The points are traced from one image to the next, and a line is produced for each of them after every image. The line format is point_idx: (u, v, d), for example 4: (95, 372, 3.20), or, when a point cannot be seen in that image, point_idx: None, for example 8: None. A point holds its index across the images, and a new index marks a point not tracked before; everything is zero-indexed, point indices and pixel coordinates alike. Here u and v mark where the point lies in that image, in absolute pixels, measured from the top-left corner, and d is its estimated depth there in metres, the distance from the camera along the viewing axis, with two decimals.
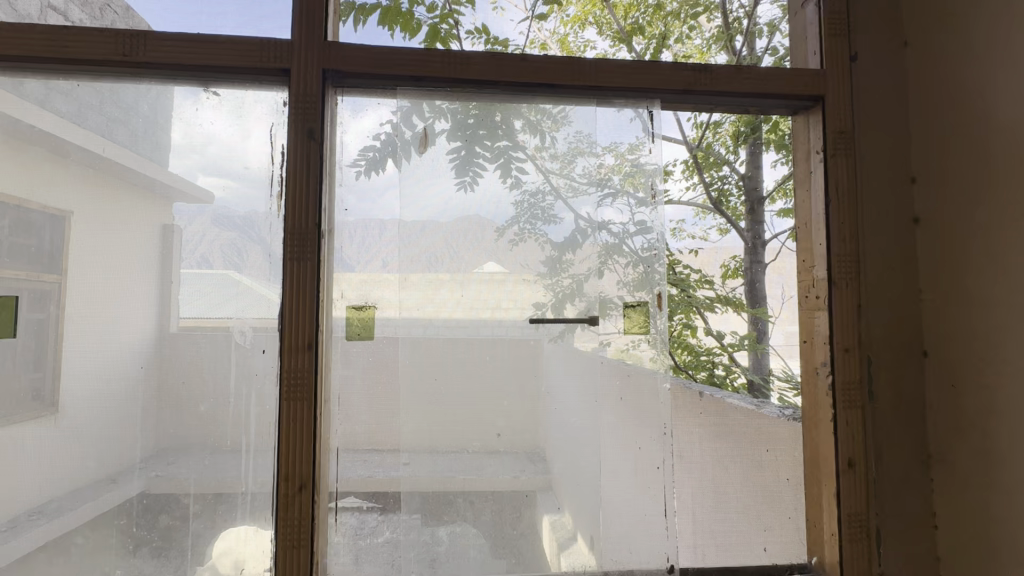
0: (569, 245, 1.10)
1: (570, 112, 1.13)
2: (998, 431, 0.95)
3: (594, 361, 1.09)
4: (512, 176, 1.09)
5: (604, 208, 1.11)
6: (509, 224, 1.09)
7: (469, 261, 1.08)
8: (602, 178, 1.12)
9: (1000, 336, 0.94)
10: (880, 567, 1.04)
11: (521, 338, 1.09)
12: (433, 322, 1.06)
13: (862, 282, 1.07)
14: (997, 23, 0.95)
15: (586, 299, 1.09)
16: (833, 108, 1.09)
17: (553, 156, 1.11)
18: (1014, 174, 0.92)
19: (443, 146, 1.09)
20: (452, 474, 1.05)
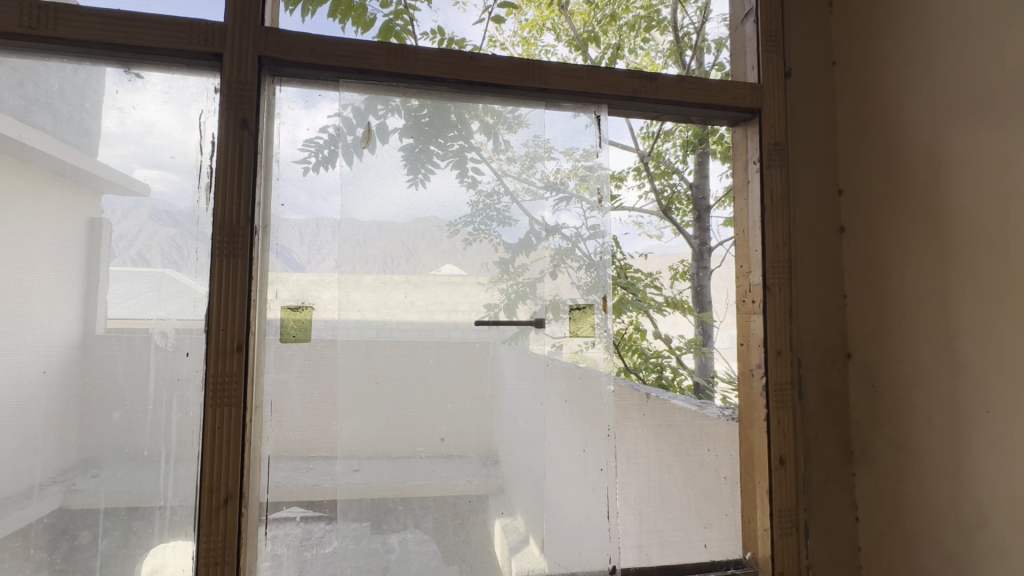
0: (523, 247, 1.09)
1: (524, 114, 1.13)
2: (912, 428, 1.01)
3: (544, 364, 1.09)
4: (466, 176, 1.08)
5: (559, 212, 1.12)
6: (463, 224, 1.07)
7: (425, 263, 1.05)
8: (557, 182, 1.13)
9: (914, 339, 1.01)
10: (807, 559, 1.09)
11: (466, 339, 1.06)
12: (388, 325, 1.03)
13: (794, 287, 1.12)
14: (913, 48, 1.03)
15: (541, 301, 1.10)
16: (769, 121, 1.14)
17: (511, 158, 1.11)
18: (928, 187, 0.99)
19: (395, 144, 1.05)
20: (403, 479, 1.02)
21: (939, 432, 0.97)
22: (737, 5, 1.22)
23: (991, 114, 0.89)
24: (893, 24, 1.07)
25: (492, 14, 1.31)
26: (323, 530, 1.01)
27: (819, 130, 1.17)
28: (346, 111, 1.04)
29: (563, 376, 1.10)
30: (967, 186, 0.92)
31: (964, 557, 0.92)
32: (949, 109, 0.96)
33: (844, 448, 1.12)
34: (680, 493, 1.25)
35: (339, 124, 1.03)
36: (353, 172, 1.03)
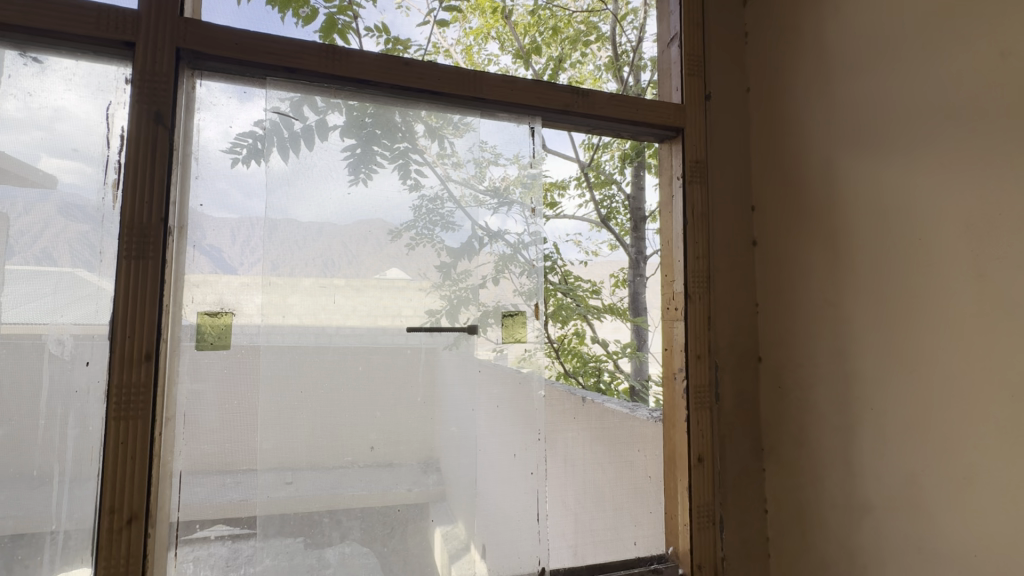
0: (465, 252, 1.10)
1: (473, 121, 1.15)
2: (811, 425, 1.11)
3: (490, 369, 1.11)
4: (409, 179, 1.07)
5: (500, 217, 1.15)
6: (405, 228, 1.07)
7: (368, 265, 1.04)
8: (503, 189, 1.15)
9: (813, 344, 1.11)
10: (722, 551, 1.17)
11: (402, 343, 1.05)
12: (326, 330, 1.01)
13: (712, 295, 1.20)
14: (813, 81, 1.13)
15: (483, 306, 1.12)
16: (691, 140, 1.21)
17: (455, 163, 1.12)
18: (825, 206, 1.10)
19: (336, 142, 1.03)
20: (338, 490, 1.00)
21: (833, 429, 1.07)
22: (664, 30, 1.30)
23: (875, 144, 1.00)
24: (797, 58, 1.17)
25: (436, 19, 1.31)
26: (248, 548, 0.97)
27: (735, 151, 1.26)
28: (286, 108, 1.01)
29: (502, 380, 1.13)
30: (855, 207, 1.03)
31: (852, 541, 1.02)
32: (841, 137, 1.07)
33: (754, 445, 1.21)
34: (612, 494, 1.29)
35: (276, 120, 0.99)
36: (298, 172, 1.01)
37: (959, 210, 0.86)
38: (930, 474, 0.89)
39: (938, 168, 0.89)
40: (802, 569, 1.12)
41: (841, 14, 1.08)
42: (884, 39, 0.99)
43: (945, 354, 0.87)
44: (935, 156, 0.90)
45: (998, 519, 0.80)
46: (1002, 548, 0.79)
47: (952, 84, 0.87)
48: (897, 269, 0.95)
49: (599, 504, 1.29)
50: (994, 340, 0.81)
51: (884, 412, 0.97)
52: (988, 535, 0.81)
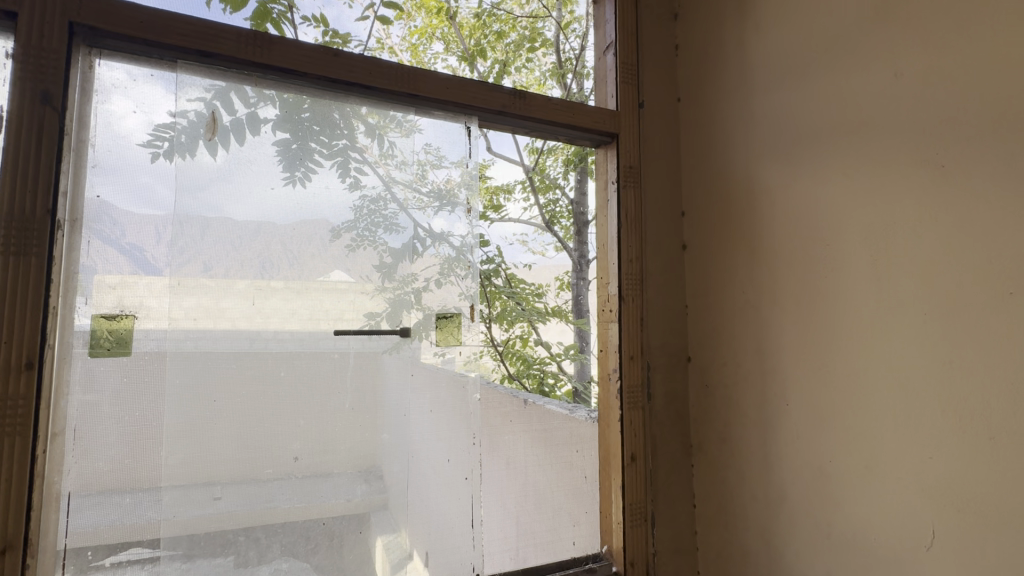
0: (407, 253, 1.08)
1: (418, 121, 1.12)
2: (734, 421, 1.16)
3: (437, 374, 1.11)
4: (348, 177, 1.03)
5: (441, 219, 1.12)
6: (346, 228, 1.03)
7: (311, 267, 1.00)
8: (447, 192, 1.13)
9: (736, 344, 1.17)
10: (653, 547, 1.19)
11: (341, 347, 1.02)
12: (262, 334, 0.96)
13: (645, 298, 1.23)
14: (736, 94, 1.19)
15: (428, 309, 1.10)
16: (625, 146, 1.24)
17: (400, 164, 1.08)
18: (747, 214, 1.15)
19: (269, 136, 0.98)
20: (272, 504, 0.95)
21: (755, 425, 1.12)
22: (600, 38, 1.32)
23: (788, 155, 1.07)
24: (721, 71, 1.23)
25: (379, 14, 1.23)
26: (173, 571, 0.88)
27: (666, 158, 1.31)
28: (213, 99, 0.95)
29: (436, 385, 1.11)
30: (773, 215, 1.09)
31: (770, 531, 1.07)
32: (760, 148, 1.13)
33: (683, 442, 1.26)
34: (552, 493, 1.31)
35: (206, 110, 0.94)
36: (234, 163, 0.96)
37: (860, 219, 0.93)
38: (837, 465, 0.95)
39: (842, 179, 0.96)
40: (726, 560, 1.17)
41: (760, 32, 1.14)
42: (797, 58, 1.06)
43: (849, 352, 0.94)
44: (840, 168, 0.97)
45: (894, 505, 0.86)
46: (898, 530, 0.85)
47: (854, 102, 0.95)
48: (809, 273, 1.02)
49: (541, 503, 1.30)
50: (889, 339, 0.88)
51: (798, 407, 1.03)
52: (885, 520, 0.87)
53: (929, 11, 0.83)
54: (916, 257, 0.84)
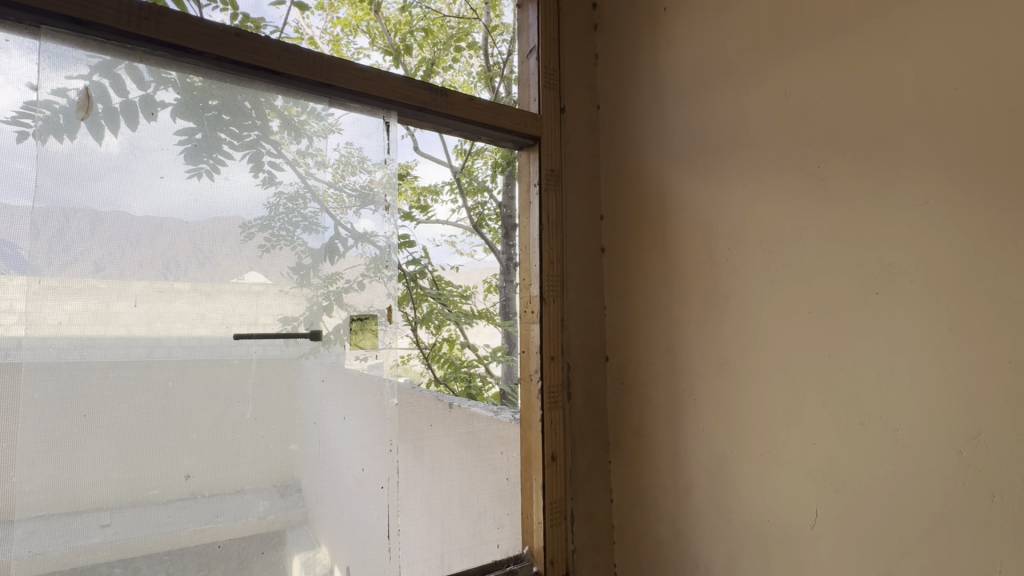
0: (327, 254, 1.02)
1: (339, 117, 1.07)
2: (647, 417, 1.22)
3: (361, 378, 1.07)
4: (262, 173, 0.96)
5: (363, 217, 1.07)
6: (259, 228, 0.96)
7: (225, 267, 0.93)
8: (368, 191, 1.08)
9: (650, 343, 1.22)
10: (573, 544, 1.21)
11: (249, 356, 0.94)
12: (163, 342, 0.87)
13: (565, 299, 1.25)
14: (651, 104, 1.25)
15: (351, 309, 1.05)
16: (547, 150, 1.26)
17: (321, 163, 1.02)
18: (659, 219, 1.21)
19: (168, 122, 0.89)
20: (174, 528, 0.86)
21: (667, 420, 1.17)
22: (524, 41, 1.33)
23: (695, 165, 1.14)
24: (636, 82, 1.29)
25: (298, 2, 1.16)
26: None
27: (586, 164, 1.34)
28: (101, 78, 0.85)
29: (352, 391, 1.06)
30: (682, 220, 1.16)
31: (680, 520, 1.13)
32: (671, 157, 1.19)
33: (601, 439, 1.29)
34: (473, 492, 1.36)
35: (90, 89, 0.83)
36: (133, 152, 0.86)
37: (756, 225, 1.01)
38: (737, 454, 1.02)
39: (741, 188, 1.04)
40: (640, 551, 1.21)
41: (672, 47, 1.21)
42: (702, 74, 1.13)
43: (747, 350, 1.01)
44: (739, 178, 1.04)
45: (786, 489, 0.94)
46: (788, 512, 0.93)
47: (751, 117, 1.03)
48: (713, 276, 1.09)
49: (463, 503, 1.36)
50: (781, 336, 0.96)
51: (704, 402, 1.09)
52: (779, 503, 0.95)
53: (811, 40, 0.93)
54: (803, 260, 0.92)
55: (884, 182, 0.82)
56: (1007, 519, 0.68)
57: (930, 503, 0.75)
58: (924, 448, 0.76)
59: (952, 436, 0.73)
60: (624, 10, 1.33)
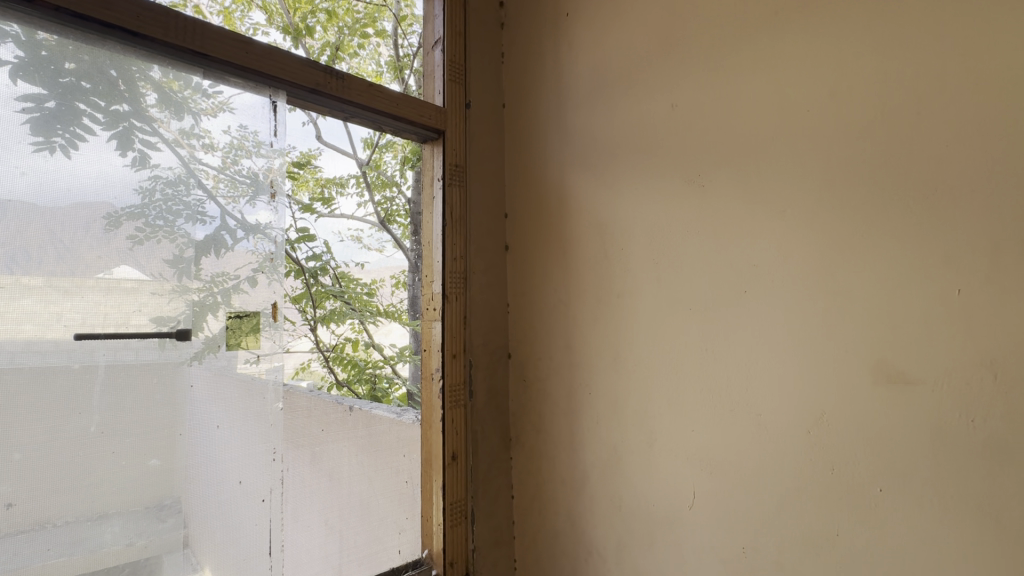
0: (211, 247, 0.92)
1: (229, 97, 0.96)
2: (547, 413, 1.24)
3: (248, 384, 0.96)
4: (131, 152, 0.84)
5: (258, 207, 0.97)
6: (130, 216, 0.84)
7: (87, 261, 0.80)
8: (264, 179, 0.98)
9: (550, 339, 1.25)
10: (473, 543, 1.20)
11: (116, 361, 0.82)
12: (4, 347, 0.73)
13: (468, 296, 1.24)
14: (553, 106, 1.28)
15: (238, 309, 0.95)
16: (451, 145, 1.24)
17: (208, 145, 0.92)
18: (560, 219, 1.24)
19: (6, 86, 0.74)
20: (13, 566, 0.73)
21: (565, 414, 1.20)
22: (429, 31, 1.30)
23: (593, 167, 1.18)
24: (540, 83, 1.31)
25: None
26: None
27: (491, 161, 1.34)
28: None
29: (234, 398, 0.94)
30: (581, 219, 1.19)
31: (575, 510, 1.17)
32: (572, 159, 1.23)
33: (503, 436, 1.30)
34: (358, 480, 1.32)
35: None
36: None
37: (646, 227, 1.07)
38: (627, 444, 1.08)
39: (633, 192, 1.09)
40: (539, 544, 1.24)
41: (574, 51, 1.24)
42: (600, 80, 1.18)
43: (637, 345, 1.07)
44: (632, 182, 1.10)
45: (669, 475, 1.00)
46: (670, 495, 1.00)
47: (643, 124, 1.08)
48: (609, 276, 1.13)
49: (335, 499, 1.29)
50: (667, 331, 1.02)
51: (599, 396, 1.14)
52: (662, 488, 1.01)
53: (693, 58, 1.00)
54: (685, 261, 0.99)
55: (751, 191, 0.91)
56: (840, 489, 0.78)
57: (784, 479, 0.84)
58: (780, 430, 0.85)
59: (802, 419, 0.83)
60: (529, 10, 1.35)
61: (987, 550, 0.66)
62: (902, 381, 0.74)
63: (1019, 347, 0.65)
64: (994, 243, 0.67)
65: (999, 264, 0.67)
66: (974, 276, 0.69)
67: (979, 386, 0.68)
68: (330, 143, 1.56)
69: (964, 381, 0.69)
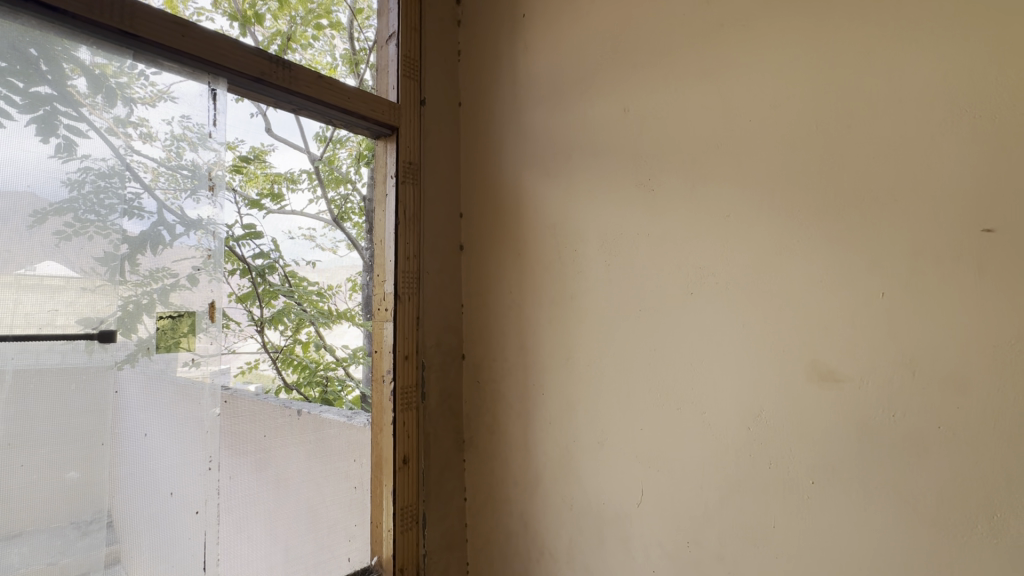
0: (147, 244, 0.86)
1: (169, 85, 0.90)
2: (501, 414, 1.24)
3: (184, 390, 0.90)
4: (55, 139, 0.77)
5: (198, 202, 0.92)
6: (56, 210, 0.77)
7: (4, 256, 0.73)
8: (206, 172, 0.93)
9: (504, 340, 1.24)
10: (424, 547, 1.18)
11: (38, 365, 0.76)
12: None
13: (422, 296, 1.22)
14: (509, 106, 1.28)
15: (174, 308, 0.89)
16: (404, 141, 1.21)
17: (146, 136, 0.86)
18: (515, 220, 1.24)
19: None
20: None
21: (518, 415, 1.20)
22: (384, 25, 1.27)
23: (548, 168, 1.18)
24: (496, 83, 1.31)
25: None
26: None
27: (447, 160, 1.33)
28: None
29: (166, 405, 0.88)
30: (536, 220, 1.20)
31: (528, 510, 1.17)
32: (528, 159, 1.23)
33: (456, 438, 1.28)
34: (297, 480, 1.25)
35: None
36: None
37: (599, 229, 1.08)
38: (579, 444, 1.09)
39: (587, 194, 1.11)
40: (491, 546, 1.23)
41: (530, 53, 1.25)
42: (556, 82, 1.19)
43: (589, 345, 1.08)
44: (585, 185, 1.11)
45: (619, 473, 1.02)
46: (620, 493, 1.01)
47: (596, 127, 1.10)
48: (562, 276, 1.14)
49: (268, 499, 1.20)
50: (618, 331, 1.04)
51: (552, 396, 1.14)
52: (612, 486, 1.03)
53: (644, 65, 1.03)
54: (636, 263, 1.02)
55: (697, 196, 0.93)
56: (778, 482, 0.82)
57: (726, 473, 0.88)
58: (722, 427, 0.88)
59: (742, 416, 0.86)
60: (485, 9, 1.35)
61: (907, 535, 0.71)
62: (833, 378, 0.78)
63: (934, 345, 0.70)
64: (913, 249, 0.72)
65: (917, 268, 0.72)
66: (896, 279, 0.73)
67: (900, 382, 0.72)
68: (280, 135, 1.35)
69: (887, 378, 0.73)
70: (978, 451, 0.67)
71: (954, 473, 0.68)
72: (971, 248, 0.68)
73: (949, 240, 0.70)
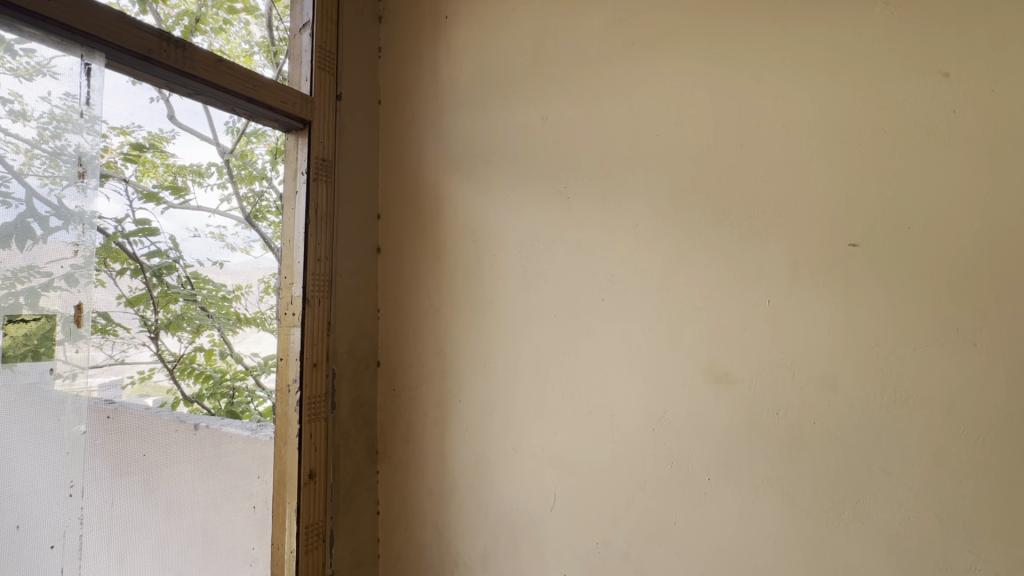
0: (11, 237, 0.74)
1: (43, 57, 0.78)
2: (416, 421, 1.20)
3: (41, 404, 0.77)
4: None
5: (75, 193, 0.80)
6: None
7: None
8: (84, 158, 0.82)
9: (421, 346, 1.21)
10: (330, 567, 1.11)
11: None
12: None
13: (333, 301, 1.16)
14: (430, 108, 1.26)
15: (43, 312, 0.77)
16: (317, 137, 1.15)
17: (14, 113, 0.74)
18: (436, 223, 1.21)
19: None
20: None
21: (434, 423, 1.18)
22: (297, 13, 1.20)
23: (469, 172, 1.17)
24: (417, 82, 1.28)
25: None
26: None
27: (365, 160, 1.28)
28: None
29: (22, 423, 0.76)
30: (457, 224, 1.18)
31: (443, 520, 1.14)
32: (449, 162, 1.21)
33: (369, 449, 1.23)
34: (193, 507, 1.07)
35: None
36: None
37: (516, 235, 1.09)
38: (495, 450, 1.08)
39: (506, 199, 1.11)
40: (403, 559, 1.19)
41: (452, 55, 1.23)
42: (478, 86, 1.18)
43: (506, 351, 1.08)
44: (504, 191, 1.11)
45: (532, 478, 1.02)
46: (533, 497, 1.02)
47: (516, 134, 1.11)
48: (479, 281, 1.14)
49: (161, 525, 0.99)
50: (534, 337, 1.04)
51: (469, 403, 1.13)
52: (527, 491, 1.03)
53: (561, 76, 1.05)
54: (552, 269, 1.03)
55: (608, 205, 0.97)
56: (679, 480, 0.86)
57: (633, 474, 0.90)
58: (631, 429, 0.91)
59: (648, 417, 0.89)
60: (409, 8, 1.32)
61: (787, 524, 0.77)
62: (727, 380, 0.83)
63: (810, 348, 0.77)
64: (794, 260, 0.79)
65: (798, 278, 0.79)
66: (780, 288, 0.80)
67: (782, 383, 0.79)
68: (185, 124, 1.06)
69: (774, 379, 0.79)
70: (844, 443, 0.74)
71: (825, 465, 0.75)
72: (842, 260, 0.76)
73: (823, 252, 0.77)
